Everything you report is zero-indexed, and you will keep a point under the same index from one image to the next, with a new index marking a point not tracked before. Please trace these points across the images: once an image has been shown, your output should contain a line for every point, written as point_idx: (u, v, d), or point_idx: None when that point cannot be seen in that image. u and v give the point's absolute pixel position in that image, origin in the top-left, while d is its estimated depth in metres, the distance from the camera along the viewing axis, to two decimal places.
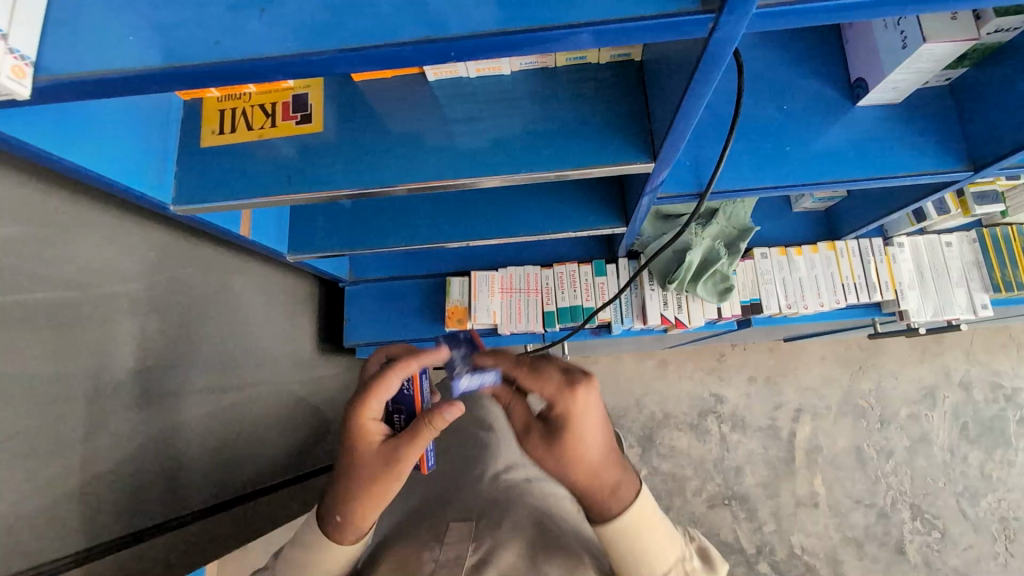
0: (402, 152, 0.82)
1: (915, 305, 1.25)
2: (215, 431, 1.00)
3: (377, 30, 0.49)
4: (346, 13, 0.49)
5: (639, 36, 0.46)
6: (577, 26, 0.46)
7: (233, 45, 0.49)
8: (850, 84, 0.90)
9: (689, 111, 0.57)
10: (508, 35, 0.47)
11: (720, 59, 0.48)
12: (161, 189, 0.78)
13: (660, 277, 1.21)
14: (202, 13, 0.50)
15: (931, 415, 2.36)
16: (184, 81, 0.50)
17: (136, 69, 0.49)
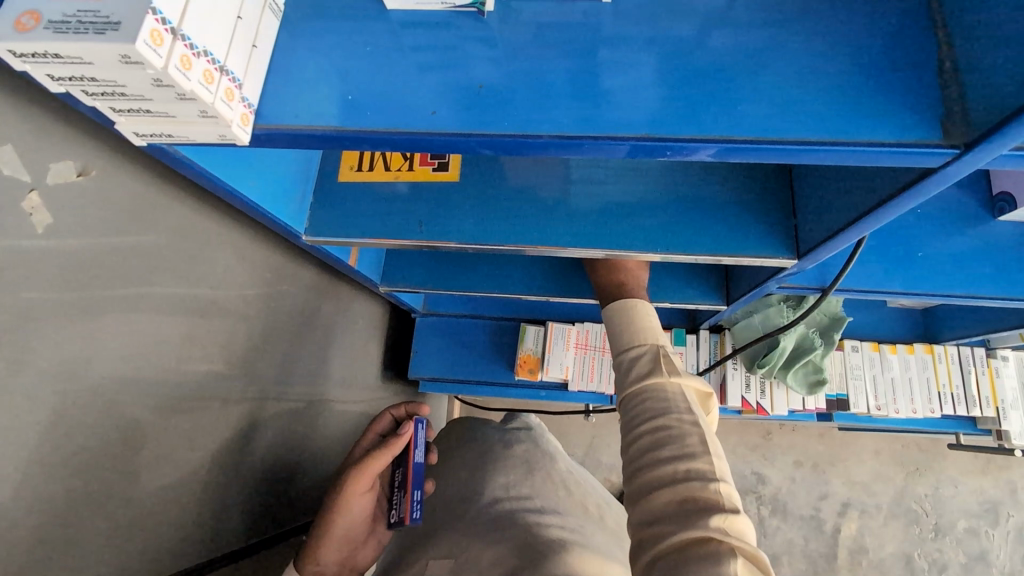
0: (531, 210, 0.81)
1: (1016, 427, 1.17)
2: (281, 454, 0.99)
3: (590, 117, 0.49)
4: (551, 93, 0.50)
5: (864, 160, 0.45)
6: (798, 143, 0.45)
7: (434, 116, 0.50)
8: (991, 196, 0.87)
9: (872, 223, 0.55)
10: (726, 140, 0.46)
11: (941, 184, 0.46)
12: (298, 221, 0.79)
13: (747, 358, 1.16)
14: (413, 79, 0.52)
15: (991, 532, 2.20)
16: (379, 143, 0.51)
17: (340, 128, 0.50)
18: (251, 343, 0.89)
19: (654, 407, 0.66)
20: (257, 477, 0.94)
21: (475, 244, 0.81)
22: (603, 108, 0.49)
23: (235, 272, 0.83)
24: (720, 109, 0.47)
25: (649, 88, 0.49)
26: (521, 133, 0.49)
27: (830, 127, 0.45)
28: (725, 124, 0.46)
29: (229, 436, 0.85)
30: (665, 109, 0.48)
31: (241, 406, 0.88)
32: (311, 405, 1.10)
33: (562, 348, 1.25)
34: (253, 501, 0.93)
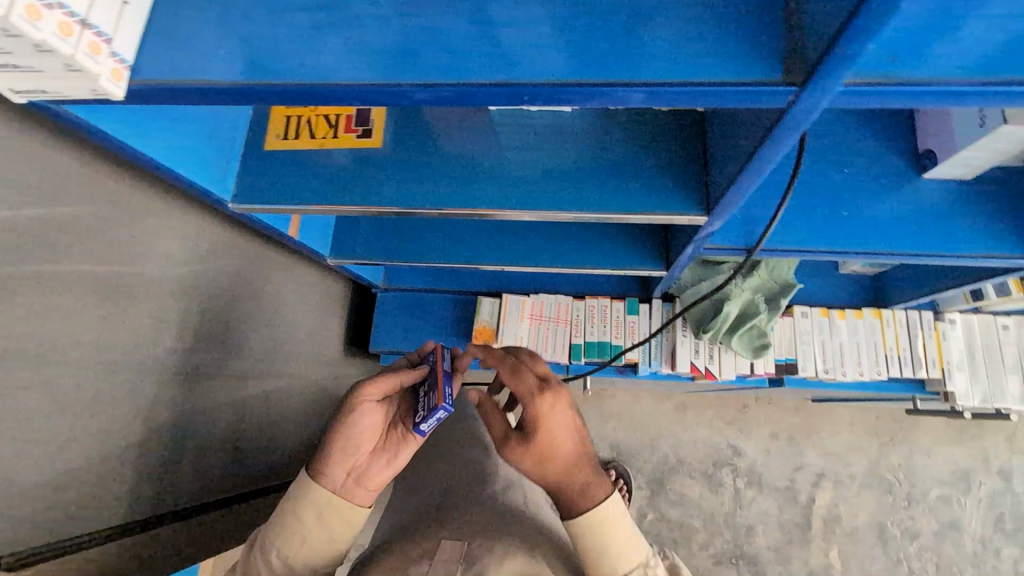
0: (457, 174, 0.82)
1: (962, 388, 1.18)
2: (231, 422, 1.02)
3: (465, 68, 0.50)
4: (429, 44, 0.51)
5: (724, 102, 0.46)
6: (650, 84, 0.46)
7: (318, 71, 0.51)
8: (918, 155, 0.88)
9: (755, 172, 0.56)
10: (597, 87, 0.47)
11: (799, 126, 0.47)
12: (222, 187, 0.80)
13: (694, 323, 1.19)
14: (296, 34, 0.53)
15: (963, 500, 2.22)
16: (272, 99, 0.53)
17: (232, 84, 0.52)
18: (193, 314, 0.91)
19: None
20: (210, 445, 0.97)
21: (403, 210, 0.82)
22: (475, 60, 0.50)
23: (170, 243, 0.84)
24: (590, 57, 0.48)
25: (526, 36, 0.50)
26: (401, 86, 0.50)
27: (689, 69, 0.46)
28: (595, 72, 0.47)
29: (174, 404, 0.88)
30: (536, 57, 0.49)
31: (186, 375, 0.90)
32: (268, 377, 1.13)
33: (517, 319, 1.27)
34: (206, 467, 0.96)
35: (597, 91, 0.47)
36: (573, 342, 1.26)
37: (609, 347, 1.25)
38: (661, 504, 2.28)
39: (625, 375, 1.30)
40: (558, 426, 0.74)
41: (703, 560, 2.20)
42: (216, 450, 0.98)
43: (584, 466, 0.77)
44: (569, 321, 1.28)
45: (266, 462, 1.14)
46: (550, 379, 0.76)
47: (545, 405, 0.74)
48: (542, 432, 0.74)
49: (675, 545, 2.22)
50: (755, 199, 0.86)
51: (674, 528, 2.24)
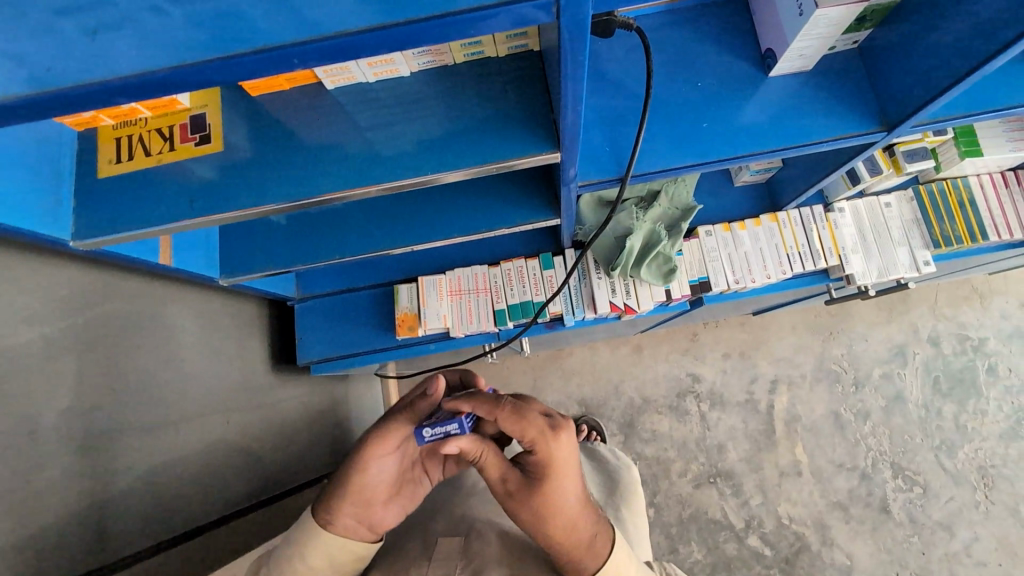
0: (313, 163, 0.80)
1: (859, 269, 1.25)
2: (156, 466, 0.98)
3: (247, 35, 0.49)
4: (204, 26, 0.49)
5: (504, 25, 0.49)
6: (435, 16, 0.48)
7: (97, 63, 0.49)
8: (761, 55, 0.90)
9: (574, 88, 0.60)
10: (378, 30, 0.48)
11: (581, 32, 0.51)
12: (61, 226, 0.75)
13: (605, 264, 1.21)
14: (62, 38, 0.50)
15: (903, 372, 2.38)
16: (64, 104, 0.51)
17: (12, 94, 0.49)
18: (75, 364, 0.86)
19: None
20: (144, 488, 0.95)
21: (264, 210, 0.79)
22: (255, 26, 0.49)
23: (27, 296, 0.79)
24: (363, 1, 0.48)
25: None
26: (187, 66, 0.49)
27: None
28: (372, 14, 0.48)
29: (79, 460, 0.84)
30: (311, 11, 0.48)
31: (87, 428, 0.86)
32: (192, 414, 1.08)
33: (436, 298, 1.27)
34: (143, 513, 0.93)
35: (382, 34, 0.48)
36: (496, 308, 1.27)
37: (532, 305, 1.26)
38: (635, 444, 2.35)
39: (556, 329, 1.32)
40: (568, 477, 0.68)
41: (683, 486, 2.29)
42: (155, 491, 0.97)
43: (589, 513, 0.71)
44: (488, 289, 1.28)
45: (219, 497, 1.11)
46: (556, 418, 0.69)
47: (556, 460, 0.67)
48: (553, 481, 0.67)
49: (655, 479, 2.30)
50: (618, 128, 0.87)
51: (651, 464, 2.33)
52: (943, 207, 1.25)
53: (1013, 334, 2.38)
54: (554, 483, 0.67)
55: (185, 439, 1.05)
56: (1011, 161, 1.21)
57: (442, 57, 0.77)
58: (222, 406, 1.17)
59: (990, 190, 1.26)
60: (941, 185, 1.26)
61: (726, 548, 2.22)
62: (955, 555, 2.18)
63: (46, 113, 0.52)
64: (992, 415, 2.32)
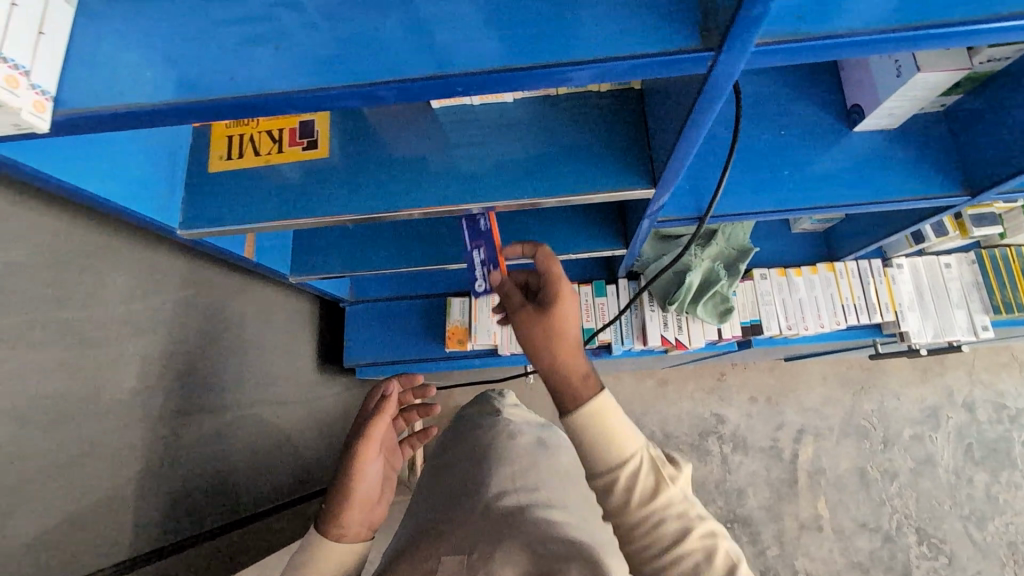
0: (409, 176, 0.83)
1: (915, 327, 1.24)
2: (206, 454, 1.00)
3: (387, 54, 0.51)
4: (354, 49, 0.52)
5: (648, 71, 0.48)
6: (582, 62, 0.48)
7: (257, 80, 0.51)
8: (846, 110, 0.92)
9: (691, 136, 0.59)
10: (525, 71, 0.49)
11: (721, 87, 0.50)
12: (171, 214, 0.79)
13: (660, 298, 1.22)
14: (223, 50, 0.52)
15: (935, 435, 2.32)
16: (213, 114, 0.52)
17: (170, 102, 0.51)
18: (151, 345, 0.89)
19: (656, 513, 0.58)
20: (187, 480, 0.95)
21: (358, 217, 0.82)
22: (407, 55, 0.51)
23: (118, 277, 0.82)
24: (513, 40, 0.50)
25: (455, 27, 0.51)
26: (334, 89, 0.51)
27: (608, 43, 0.48)
28: (520, 55, 0.49)
29: (139, 444, 0.86)
30: (460, 49, 0.50)
31: (147, 414, 0.87)
32: (243, 406, 1.10)
33: (488, 315, 1.28)
34: (185, 502, 0.94)
35: (524, 75, 0.49)
36: None
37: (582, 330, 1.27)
38: None
39: (601, 356, 1.33)
40: (571, 313, 0.73)
41: None
42: (197, 484, 0.97)
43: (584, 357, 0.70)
44: None
45: (256, 489, 1.13)
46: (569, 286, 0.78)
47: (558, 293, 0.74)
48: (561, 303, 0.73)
49: None
50: (700, 169, 0.90)
51: None
52: (1006, 273, 1.24)
53: None
54: (560, 312, 0.72)
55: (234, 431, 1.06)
56: None
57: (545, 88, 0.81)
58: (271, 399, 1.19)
59: None
60: (1005, 252, 1.25)
61: None
62: None
63: (181, 119, 0.53)
64: None
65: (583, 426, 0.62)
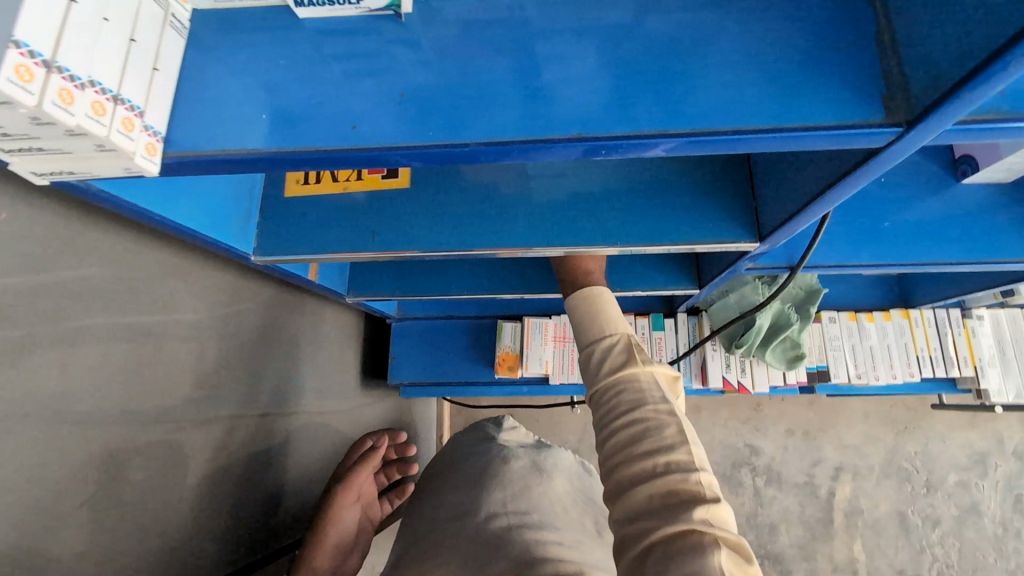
0: (487, 209, 0.78)
1: (995, 385, 1.17)
2: (254, 479, 0.98)
3: (505, 97, 0.47)
4: (470, 94, 0.48)
5: (814, 144, 0.44)
6: (733, 132, 0.44)
7: (370, 129, 0.48)
8: (953, 160, 0.86)
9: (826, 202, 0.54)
10: (662, 136, 0.45)
11: (889, 160, 0.45)
12: (247, 239, 0.77)
13: (725, 339, 1.17)
14: (331, 86, 0.49)
15: (981, 483, 2.20)
16: (324, 164, 0.48)
17: (277, 147, 0.47)
18: (211, 368, 0.86)
19: (614, 381, 0.64)
20: (237, 506, 0.93)
21: (435, 253, 0.79)
22: (541, 111, 0.47)
23: (185, 300, 0.80)
24: (665, 101, 0.45)
25: (592, 81, 0.47)
26: (462, 145, 0.46)
27: (771, 111, 0.44)
28: (667, 118, 0.45)
29: (197, 474, 0.83)
30: (600, 108, 0.46)
31: (206, 440, 0.85)
32: (287, 425, 1.08)
33: (540, 343, 1.24)
34: (234, 531, 0.92)
35: (670, 142, 0.45)
36: None
37: None
38: None
39: None
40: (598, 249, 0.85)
41: None
42: (245, 510, 0.95)
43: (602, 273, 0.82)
44: None
45: (295, 510, 1.11)
46: None
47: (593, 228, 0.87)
48: None
49: None
50: None
51: None
52: None
53: None
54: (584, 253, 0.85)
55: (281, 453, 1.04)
56: None
57: None
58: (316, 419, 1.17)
59: None
60: None
61: None
62: None
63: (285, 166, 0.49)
64: None
65: (580, 302, 0.72)
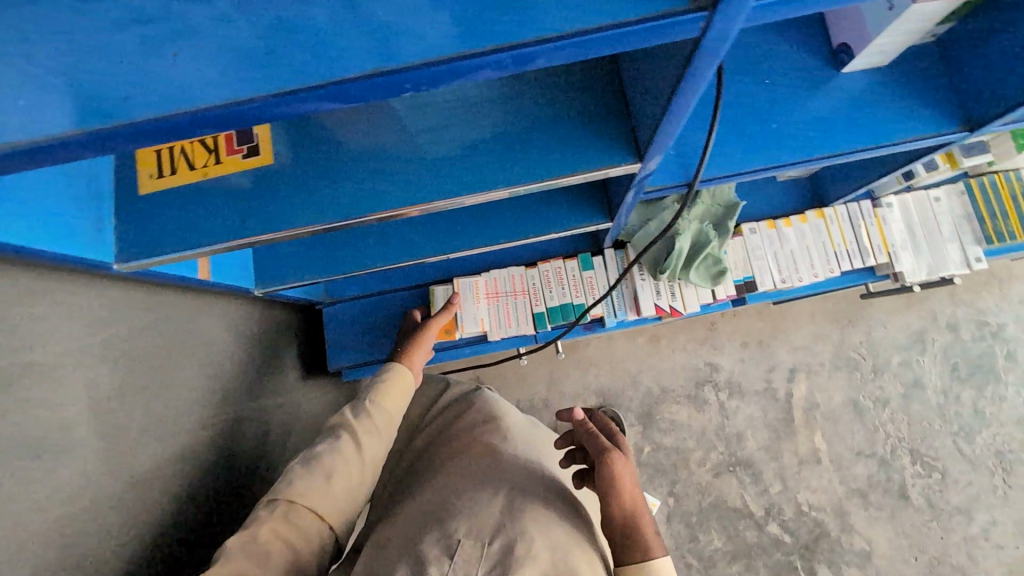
0: (372, 168, 0.75)
1: (909, 266, 1.22)
2: (186, 485, 0.95)
3: (326, 39, 0.44)
4: (280, 37, 0.44)
5: (618, 44, 0.44)
6: (550, 38, 0.43)
7: (165, 96, 0.43)
8: (833, 50, 0.85)
9: (682, 106, 0.54)
10: (481, 57, 0.43)
11: (721, 47, 0.46)
12: (105, 246, 0.71)
13: (650, 267, 1.17)
14: (122, 51, 0.43)
15: (922, 359, 2.14)
16: (125, 142, 0.44)
17: (72, 135, 0.43)
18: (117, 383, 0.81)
19: None
20: (178, 513, 0.92)
21: (317, 227, 0.75)
22: (348, 53, 0.44)
23: (67, 324, 0.74)
24: (472, 19, 0.43)
25: (417, 12, 0.44)
26: (261, 99, 0.43)
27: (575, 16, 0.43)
28: (468, 40, 0.43)
29: (122, 493, 0.81)
30: (399, 39, 0.43)
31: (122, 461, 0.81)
32: (221, 425, 1.05)
33: (473, 301, 1.23)
34: (168, 537, 0.90)
35: (497, 59, 0.44)
36: (535, 312, 1.24)
37: (572, 308, 1.23)
38: (654, 434, 2.12)
39: (594, 331, 1.29)
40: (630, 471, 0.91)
41: (702, 475, 2.08)
42: (180, 517, 0.92)
43: (643, 507, 0.88)
44: (526, 291, 1.25)
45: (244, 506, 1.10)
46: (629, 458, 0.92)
47: (628, 455, 0.92)
48: (631, 487, 0.88)
49: (674, 469, 2.09)
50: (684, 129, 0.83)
51: (670, 454, 2.11)
52: (995, 202, 1.22)
53: None
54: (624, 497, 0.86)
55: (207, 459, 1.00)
56: None
57: None
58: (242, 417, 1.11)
59: None
60: (993, 179, 1.23)
61: (746, 536, 2.02)
62: (973, 539, 1.99)
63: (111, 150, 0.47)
64: (1012, 400, 2.09)
65: None
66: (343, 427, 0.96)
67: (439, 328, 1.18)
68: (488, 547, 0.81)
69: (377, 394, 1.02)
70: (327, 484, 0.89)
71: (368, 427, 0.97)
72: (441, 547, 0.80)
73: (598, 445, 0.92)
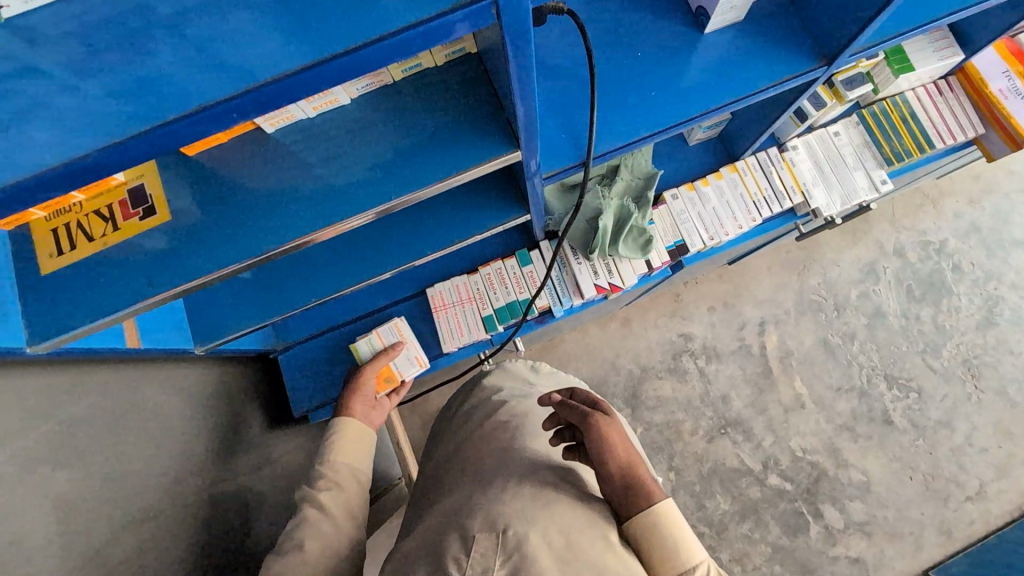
0: (274, 205, 0.78)
1: (824, 201, 1.28)
2: (144, 554, 0.94)
3: (170, 79, 0.47)
4: (124, 87, 0.47)
5: (405, 48, 0.50)
6: (373, 41, 0.48)
7: (6, 167, 0.45)
8: (693, 13, 0.90)
9: (522, 74, 0.60)
10: (313, 68, 0.48)
11: (526, 20, 0.52)
12: (14, 334, 0.70)
13: (582, 248, 1.21)
14: None
15: (879, 288, 2.20)
16: None
17: None
18: (55, 464, 0.81)
19: None
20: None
21: (223, 272, 0.76)
22: (164, 94, 0.47)
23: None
24: (274, 46, 0.48)
25: (249, 40, 0.48)
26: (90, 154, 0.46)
27: (360, 28, 0.48)
28: (275, 65, 0.47)
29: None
30: (207, 75, 0.47)
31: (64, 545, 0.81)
32: (179, 489, 1.04)
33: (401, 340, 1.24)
34: None
35: (326, 67, 0.48)
36: (485, 315, 1.26)
37: (519, 304, 1.25)
38: (642, 414, 2.14)
39: (546, 322, 1.32)
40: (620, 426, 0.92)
41: (698, 444, 2.11)
42: None
43: (638, 458, 0.89)
44: (472, 297, 1.27)
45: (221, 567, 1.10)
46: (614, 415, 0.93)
47: (613, 416, 0.93)
48: (619, 441, 0.89)
49: (669, 444, 2.11)
50: (570, 112, 0.87)
51: (662, 430, 2.13)
52: (888, 126, 1.29)
53: (970, 231, 2.22)
54: (616, 453, 0.87)
55: (166, 528, 0.99)
56: (940, 70, 1.26)
57: (380, 78, 0.76)
58: (201, 480, 1.10)
59: (926, 100, 1.31)
60: (882, 106, 1.30)
61: (749, 493, 2.05)
62: (960, 448, 2.05)
63: None
64: (967, 309, 2.17)
65: (650, 531, 0.81)
66: (305, 499, 0.94)
67: (378, 369, 1.18)
68: (503, 535, 0.78)
69: (337, 458, 1.01)
70: (302, 552, 0.85)
71: (328, 485, 0.97)
72: (458, 545, 0.77)
73: (576, 410, 0.93)
